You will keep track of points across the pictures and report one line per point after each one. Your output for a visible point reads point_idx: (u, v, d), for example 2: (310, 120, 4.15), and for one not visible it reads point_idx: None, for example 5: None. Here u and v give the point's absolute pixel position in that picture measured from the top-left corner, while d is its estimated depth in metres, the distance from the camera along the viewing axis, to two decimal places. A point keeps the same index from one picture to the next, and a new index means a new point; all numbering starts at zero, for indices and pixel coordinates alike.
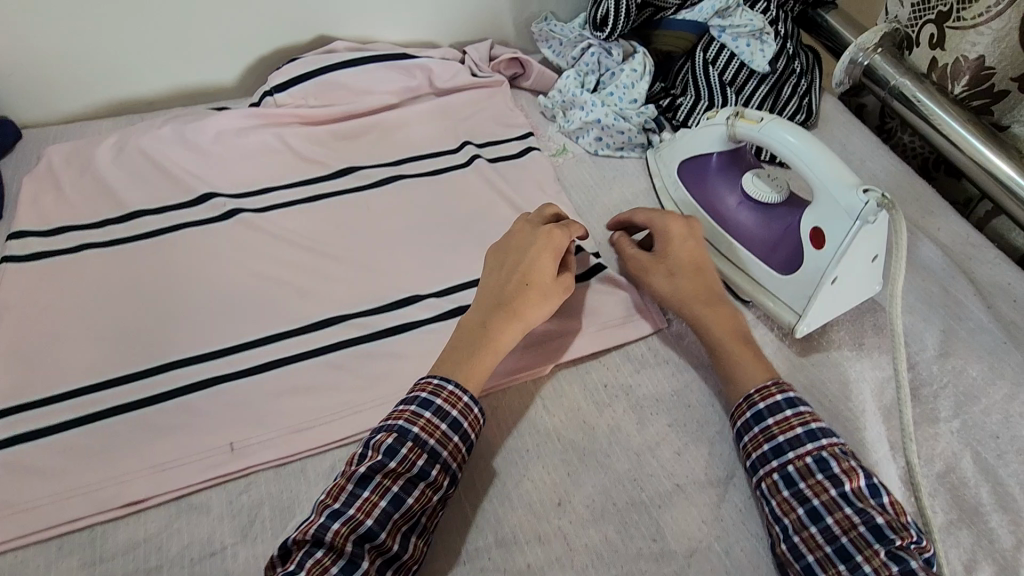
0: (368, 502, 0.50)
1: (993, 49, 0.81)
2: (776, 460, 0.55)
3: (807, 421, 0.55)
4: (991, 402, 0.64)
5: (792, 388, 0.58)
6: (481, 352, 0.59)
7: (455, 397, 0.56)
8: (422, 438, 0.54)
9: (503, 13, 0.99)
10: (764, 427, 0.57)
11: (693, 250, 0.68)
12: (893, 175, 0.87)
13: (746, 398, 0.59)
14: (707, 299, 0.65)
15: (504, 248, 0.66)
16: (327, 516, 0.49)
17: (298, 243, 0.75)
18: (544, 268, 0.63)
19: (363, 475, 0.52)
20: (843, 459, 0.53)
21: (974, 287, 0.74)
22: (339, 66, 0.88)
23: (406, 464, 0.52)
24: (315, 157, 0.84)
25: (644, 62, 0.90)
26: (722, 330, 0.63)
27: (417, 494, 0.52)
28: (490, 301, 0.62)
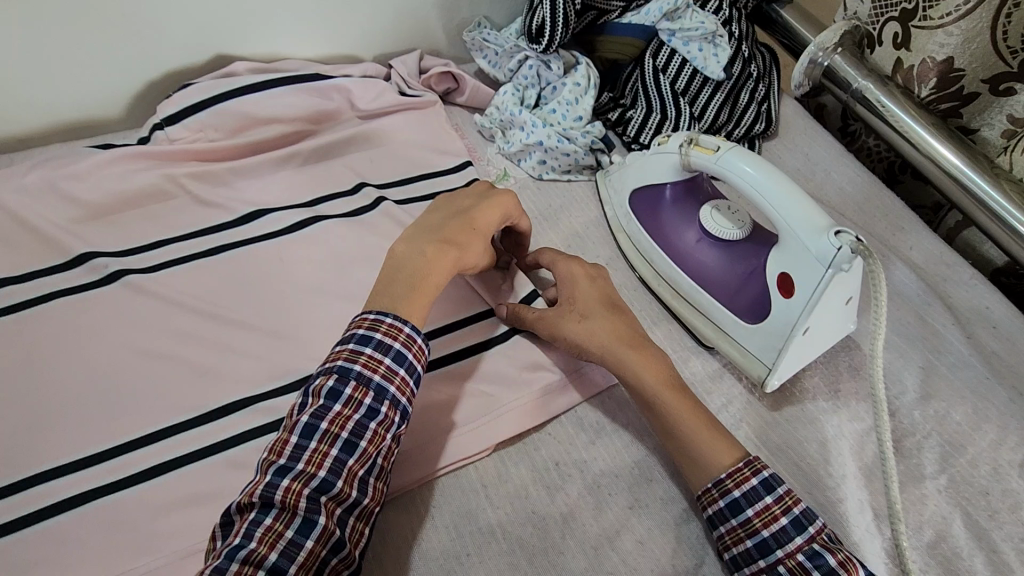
0: (317, 453, 0.46)
1: (962, 49, 0.74)
2: (765, 560, 0.47)
3: (789, 508, 0.48)
4: (979, 451, 0.58)
5: (765, 466, 0.50)
6: (422, 282, 0.54)
7: (394, 330, 0.51)
8: (365, 374, 0.49)
9: (431, 20, 0.89)
10: (744, 520, 0.49)
11: (604, 293, 0.60)
12: (860, 187, 0.80)
13: (716, 483, 0.50)
14: (637, 346, 0.56)
15: (454, 194, 0.64)
16: (273, 474, 0.45)
17: (195, 308, 0.64)
18: (490, 219, 0.61)
19: (306, 425, 0.47)
20: (834, 550, 0.46)
21: (952, 314, 0.68)
22: (240, 92, 0.77)
23: (352, 406, 0.48)
24: (216, 200, 0.73)
25: (588, 75, 0.81)
26: (662, 384, 0.54)
27: (370, 436, 0.48)
28: (430, 235, 0.58)
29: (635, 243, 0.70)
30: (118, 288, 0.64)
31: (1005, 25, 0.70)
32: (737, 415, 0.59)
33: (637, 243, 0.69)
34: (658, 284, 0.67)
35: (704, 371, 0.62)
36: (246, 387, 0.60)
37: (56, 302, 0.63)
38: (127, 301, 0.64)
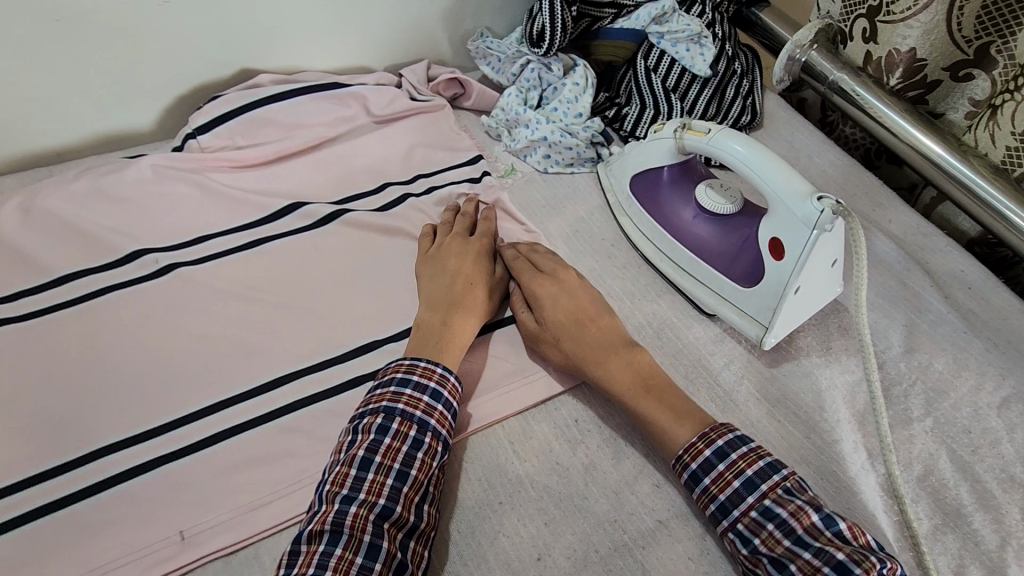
0: (376, 483, 0.51)
1: (923, 40, 0.82)
2: (726, 521, 0.51)
3: (741, 470, 0.52)
4: (960, 395, 0.64)
5: (719, 435, 0.54)
6: (450, 342, 0.61)
7: (429, 370, 0.57)
8: (409, 411, 0.55)
9: (436, 30, 0.96)
10: (704, 489, 0.53)
11: (568, 300, 0.64)
12: (840, 169, 0.87)
13: (677, 460, 0.55)
14: (611, 361, 0.60)
15: (438, 257, 0.70)
16: (340, 502, 0.50)
17: (242, 295, 0.70)
18: (482, 266, 0.69)
19: (363, 458, 0.52)
20: (785, 503, 0.49)
21: (931, 277, 0.74)
22: (265, 102, 0.83)
23: (400, 439, 0.54)
24: (248, 199, 0.78)
25: (585, 75, 0.88)
26: (634, 393, 0.59)
27: (419, 464, 0.53)
28: (444, 297, 0.65)
29: (636, 223, 0.76)
30: (171, 280, 0.71)
31: (958, 17, 0.78)
32: (739, 373, 0.65)
33: (638, 223, 0.75)
34: (660, 261, 0.73)
35: (707, 336, 0.68)
36: (288, 361, 0.66)
37: (110, 295, 0.69)
38: (179, 290, 0.70)
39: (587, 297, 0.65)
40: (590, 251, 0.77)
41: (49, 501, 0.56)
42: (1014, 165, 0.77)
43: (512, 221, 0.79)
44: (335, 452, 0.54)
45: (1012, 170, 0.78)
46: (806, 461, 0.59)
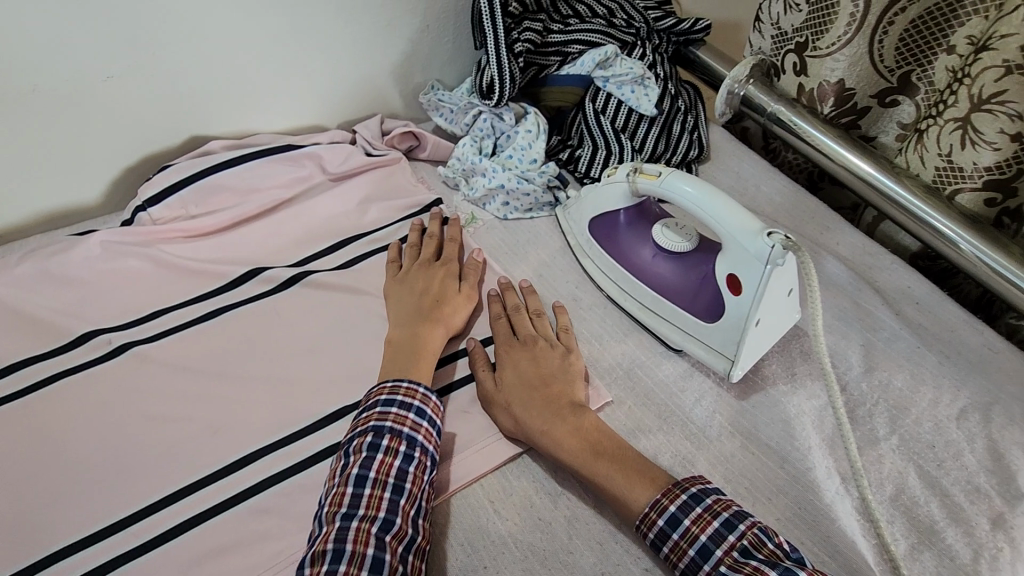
0: (373, 498, 0.52)
1: (850, 72, 0.87)
2: None
3: (695, 537, 0.51)
4: (920, 410, 0.66)
5: (667, 502, 0.53)
6: (423, 353, 0.65)
7: (412, 390, 0.59)
8: (397, 428, 0.56)
9: (387, 86, 0.97)
10: (665, 558, 0.52)
11: (525, 364, 0.65)
12: (787, 195, 0.91)
13: (636, 530, 0.54)
14: (562, 423, 0.60)
15: (408, 279, 0.75)
16: (341, 520, 0.51)
17: (203, 370, 0.68)
18: (450, 286, 0.74)
19: (357, 475, 0.53)
20: (741, 567, 0.48)
21: (881, 295, 0.77)
22: (218, 168, 0.81)
23: (391, 454, 0.54)
24: (204, 268, 0.77)
25: (537, 122, 0.90)
26: (584, 459, 0.57)
27: (412, 478, 0.54)
28: (413, 317, 0.69)
29: (599, 264, 0.77)
30: (127, 360, 0.68)
31: (879, 49, 0.84)
32: (711, 408, 0.66)
33: (600, 264, 0.77)
34: (624, 300, 0.74)
35: (675, 372, 0.69)
36: (255, 434, 0.64)
37: (60, 382, 0.66)
38: (135, 371, 0.67)
39: (543, 356, 0.66)
40: (556, 295, 0.77)
41: None
42: (945, 184, 0.80)
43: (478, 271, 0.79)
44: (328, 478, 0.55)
45: (943, 188, 0.80)
46: (782, 492, 0.60)
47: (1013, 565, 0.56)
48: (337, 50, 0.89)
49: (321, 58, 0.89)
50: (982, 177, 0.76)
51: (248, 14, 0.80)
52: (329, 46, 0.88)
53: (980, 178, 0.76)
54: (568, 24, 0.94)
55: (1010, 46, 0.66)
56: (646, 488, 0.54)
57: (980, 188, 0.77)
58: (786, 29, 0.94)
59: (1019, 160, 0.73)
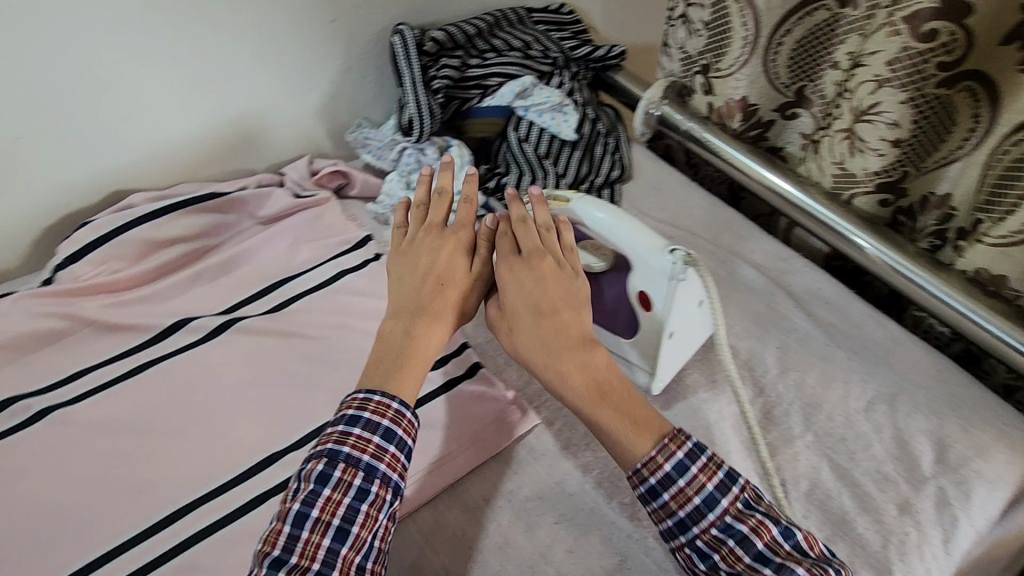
0: (310, 544, 0.50)
1: (751, 89, 0.93)
2: (685, 536, 0.53)
3: (701, 485, 0.53)
4: (832, 406, 0.70)
5: (680, 446, 0.54)
6: (409, 360, 0.59)
7: (382, 407, 0.56)
8: (354, 455, 0.53)
9: (313, 126, 0.98)
10: (663, 504, 0.54)
11: (535, 288, 0.61)
12: (705, 208, 0.95)
13: (636, 471, 0.55)
14: (571, 362, 0.58)
15: (409, 250, 0.66)
16: (269, 568, 0.49)
17: (127, 428, 0.67)
18: (458, 268, 0.65)
19: (297, 514, 0.51)
20: (746, 518, 0.51)
21: (793, 298, 0.81)
22: (138, 222, 0.81)
23: (341, 488, 0.52)
24: (127, 323, 0.76)
25: (461, 154, 0.93)
26: (597, 402, 0.57)
27: (362, 519, 0.52)
28: (407, 308, 0.62)
29: None
30: (46, 426, 0.66)
31: (774, 68, 0.90)
32: None
33: None
34: None
35: None
36: (178, 489, 0.63)
37: None
38: (55, 435, 0.66)
39: (556, 283, 0.62)
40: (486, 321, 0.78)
41: None
42: (843, 190, 0.85)
43: None
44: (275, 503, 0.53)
45: (842, 194, 0.86)
46: None
47: (920, 547, 0.59)
48: (257, 95, 0.90)
49: (241, 105, 0.90)
50: (873, 182, 0.81)
51: (159, 68, 0.81)
52: (247, 92, 0.89)
53: (872, 183, 0.81)
54: (486, 58, 0.97)
55: (879, 60, 0.71)
56: (650, 437, 0.55)
57: (873, 192, 0.82)
58: (691, 52, 0.99)
59: (902, 164, 0.78)
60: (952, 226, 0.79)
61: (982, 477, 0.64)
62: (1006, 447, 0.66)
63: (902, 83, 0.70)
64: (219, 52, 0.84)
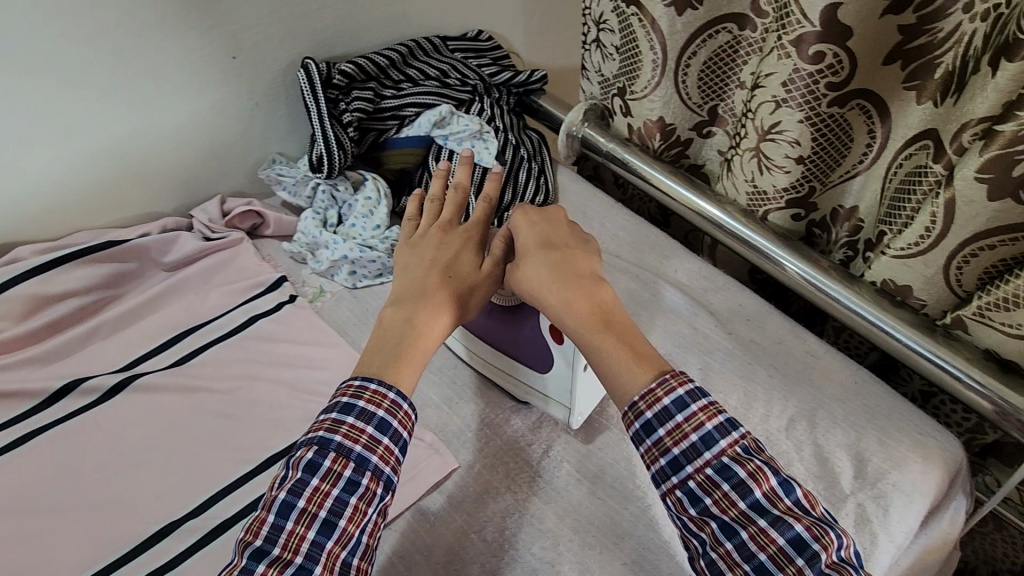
0: (294, 537, 0.49)
1: (666, 110, 0.94)
2: (677, 477, 0.52)
3: (700, 424, 0.52)
4: (753, 426, 0.70)
5: (679, 384, 0.53)
6: (411, 347, 0.58)
7: (378, 396, 0.54)
8: (346, 445, 0.52)
9: (222, 165, 0.94)
10: (657, 440, 0.53)
11: (544, 225, 0.65)
12: (630, 228, 0.94)
13: (632, 407, 0.54)
14: (577, 285, 0.60)
15: (419, 243, 0.67)
16: (249, 558, 0.47)
17: (7, 508, 0.63)
18: (466, 262, 0.65)
19: (284, 502, 0.49)
20: (744, 462, 0.50)
21: (715, 317, 0.81)
22: (23, 279, 0.75)
23: (330, 479, 0.51)
24: (9, 389, 0.70)
25: (377, 187, 0.90)
26: (599, 325, 0.58)
27: (350, 513, 0.50)
28: (412, 295, 0.61)
29: None
30: None
31: (684, 87, 0.91)
32: (559, 457, 0.66)
33: None
34: (469, 357, 0.73)
35: (524, 426, 0.69)
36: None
37: None
38: None
39: (563, 228, 0.66)
40: None
41: None
42: (758, 207, 0.86)
43: (324, 349, 0.77)
44: (267, 489, 0.52)
45: (757, 211, 0.87)
46: (628, 535, 0.60)
47: None
48: (155, 136, 0.86)
49: (140, 146, 0.86)
50: (783, 198, 0.82)
51: (43, 112, 0.77)
52: (146, 133, 0.85)
53: (782, 199, 0.82)
54: (401, 89, 0.96)
55: (774, 82, 0.72)
56: (651, 369, 0.55)
57: (785, 208, 0.84)
58: (608, 75, 1.00)
59: (808, 179, 0.79)
60: (861, 237, 0.82)
61: (899, 489, 0.64)
62: (923, 457, 0.67)
63: (798, 103, 0.71)
64: (108, 91, 0.80)
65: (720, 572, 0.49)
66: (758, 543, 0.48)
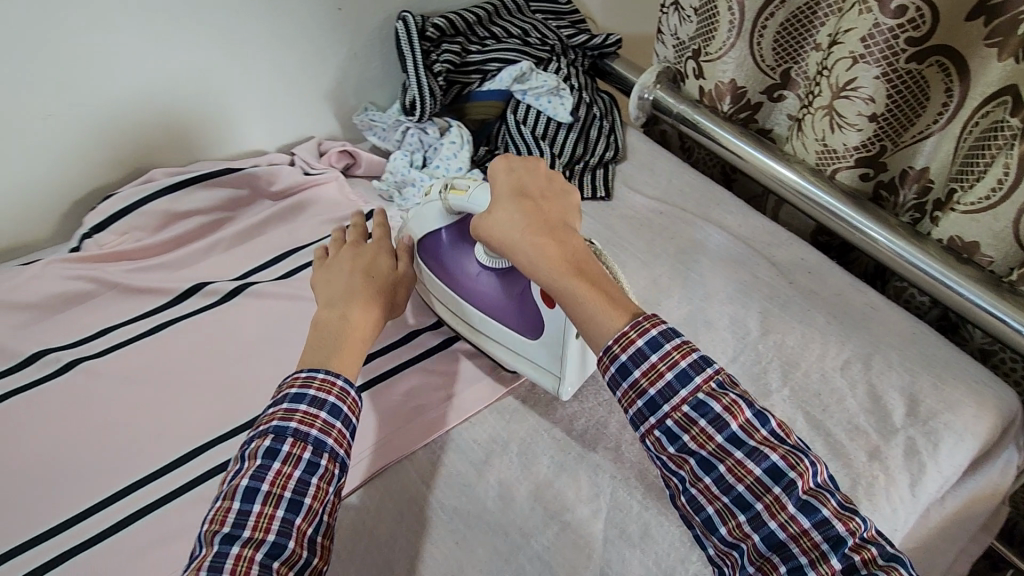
0: (263, 517, 0.51)
1: (739, 72, 0.97)
2: (655, 417, 0.54)
3: (675, 363, 0.53)
4: (808, 364, 0.74)
5: (653, 325, 0.54)
6: (349, 339, 0.63)
7: (328, 384, 0.59)
8: (302, 430, 0.55)
9: (321, 111, 1.04)
10: (634, 383, 0.54)
11: (523, 177, 0.65)
12: (698, 185, 0.98)
13: (606, 352, 0.55)
14: (550, 235, 0.61)
15: (333, 261, 0.72)
16: (221, 543, 0.50)
17: (146, 380, 0.74)
18: (384, 265, 0.72)
19: (247, 488, 0.52)
20: (720, 397, 0.53)
21: (775, 266, 0.85)
22: (158, 195, 0.86)
23: (291, 462, 0.54)
24: (148, 287, 0.82)
25: (461, 134, 0.99)
26: (571, 272, 0.59)
27: (313, 493, 0.54)
28: (343, 298, 0.66)
29: (427, 286, 0.76)
30: (73, 376, 0.74)
31: (759, 51, 0.94)
32: None
33: (430, 286, 0.76)
34: (455, 324, 0.75)
35: None
36: (186, 439, 0.70)
37: (14, 399, 0.72)
38: (81, 384, 0.73)
39: (540, 178, 0.66)
40: None
41: None
42: (826, 165, 0.88)
43: None
44: (222, 485, 0.54)
45: (825, 169, 0.89)
46: None
47: (887, 489, 0.63)
48: (266, 81, 0.96)
49: (255, 88, 0.95)
50: (853, 156, 0.84)
51: (184, 55, 0.86)
52: (262, 78, 0.95)
53: (852, 157, 0.84)
54: (486, 45, 1.02)
55: (853, 37, 0.75)
56: (625, 315, 0.56)
57: (854, 166, 0.86)
58: (683, 38, 1.03)
59: (881, 138, 0.81)
60: (930, 199, 0.84)
61: (951, 429, 0.67)
62: (976, 403, 0.69)
63: (876, 59, 0.74)
64: (230, 36, 0.88)
65: (700, 507, 0.53)
66: (736, 476, 0.51)
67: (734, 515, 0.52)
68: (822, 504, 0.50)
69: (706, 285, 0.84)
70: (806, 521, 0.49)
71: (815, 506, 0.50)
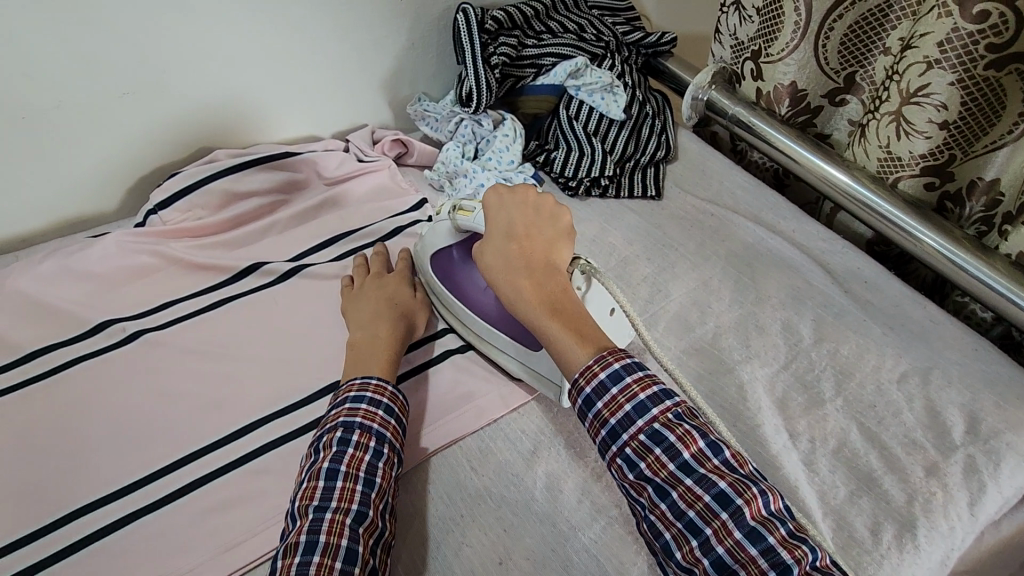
0: (346, 490, 0.55)
1: (800, 75, 0.95)
2: (615, 445, 0.55)
3: (634, 394, 0.55)
4: (864, 374, 0.73)
5: (614, 360, 0.56)
6: (385, 351, 0.68)
7: (382, 387, 0.62)
8: (367, 423, 0.59)
9: (376, 99, 1.05)
10: (596, 413, 0.56)
11: (516, 211, 0.67)
12: (752, 187, 0.97)
13: (574, 384, 0.58)
14: (530, 271, 0.63)
15: (359, 292, 0.78)
16: (314, 512, 0.53)
17: (205, 354, 0.76)
18: (405, 292, 0.77)
19: (329, 469, 0.56)
20: (674, 427, 0.54)
21: (831, 274, 0.84)
22: (221, 175, 0.88)
23: (362, 448, 0.57)
24: (209, 264, 0.84)
25: (514, 127, 1.00)
26: (545, 309, 0.61)
27: (382, 473, 0.57)
28: (374, 320, 0.72)
29: (438, 297, 0.78)
30: (137, 345, 0.76)
31: (824, 54, 0.92)
32: None
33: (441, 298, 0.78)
34: (465, 333, 0.76)
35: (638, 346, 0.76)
36: (242, 413, 0.72)
37: (82, 364, 0.74)
38: (144, 354, 0.76)
39: (533, 210, 0.68)
40: None
41: (40, 557, 0.61)
42: (888, 173, 0.86)
43: None
44: (302, 474, 0.57)
45: (887, 177, 0.87)
46: None
47: (945, 506, 0.62)
48: (327, 68, 0.98)
49: (316, 75, 0.97)
50: (919, 165, 0.82)
51: (254, 40, 0.89)
52: (322, 65, 0.97)
53: (917, 166, 0.82)
54: (542, 39, 1.01)
55: (928, 42, 0.72)
56: (592, 354, 0.58)
57: (919, 175, 0.83)
58: (743, 38, 1.01)
59: (950, 146, 0.79)
60: (999, 211, 0.81)
61: (1014, 449, 0.65)
62: None
63: (952, 65, 0.72)
64: (298, 24, 0.91)
65: (658, 532, 0.53)
66: (686, 501, 0.52)
67: (688, 542, 0.51)
68: (770, 531, 0.49)
69: (759, 289, 0.82)
70: (752, 549, 0.49)
71: (761, 534, 0.49)
